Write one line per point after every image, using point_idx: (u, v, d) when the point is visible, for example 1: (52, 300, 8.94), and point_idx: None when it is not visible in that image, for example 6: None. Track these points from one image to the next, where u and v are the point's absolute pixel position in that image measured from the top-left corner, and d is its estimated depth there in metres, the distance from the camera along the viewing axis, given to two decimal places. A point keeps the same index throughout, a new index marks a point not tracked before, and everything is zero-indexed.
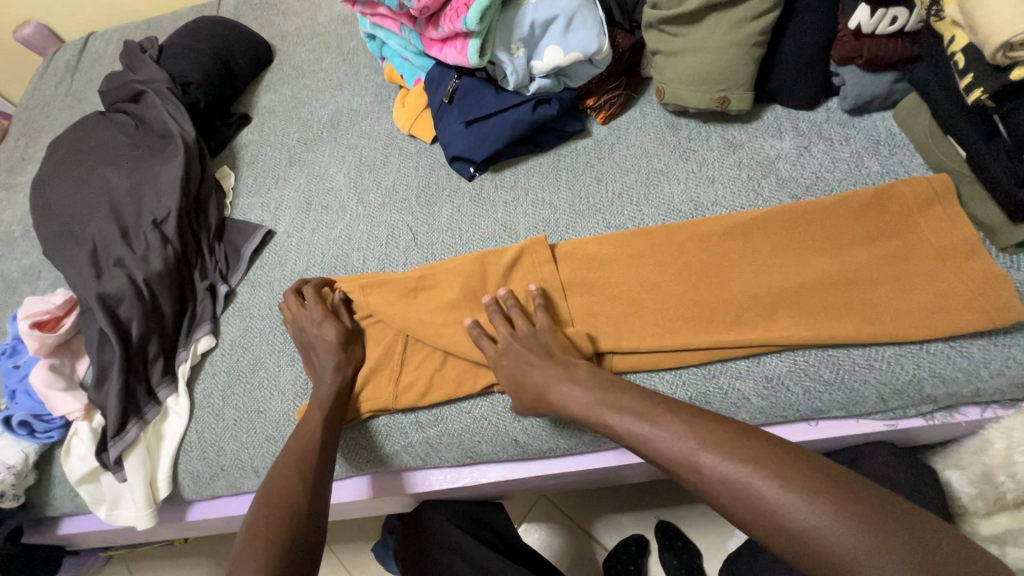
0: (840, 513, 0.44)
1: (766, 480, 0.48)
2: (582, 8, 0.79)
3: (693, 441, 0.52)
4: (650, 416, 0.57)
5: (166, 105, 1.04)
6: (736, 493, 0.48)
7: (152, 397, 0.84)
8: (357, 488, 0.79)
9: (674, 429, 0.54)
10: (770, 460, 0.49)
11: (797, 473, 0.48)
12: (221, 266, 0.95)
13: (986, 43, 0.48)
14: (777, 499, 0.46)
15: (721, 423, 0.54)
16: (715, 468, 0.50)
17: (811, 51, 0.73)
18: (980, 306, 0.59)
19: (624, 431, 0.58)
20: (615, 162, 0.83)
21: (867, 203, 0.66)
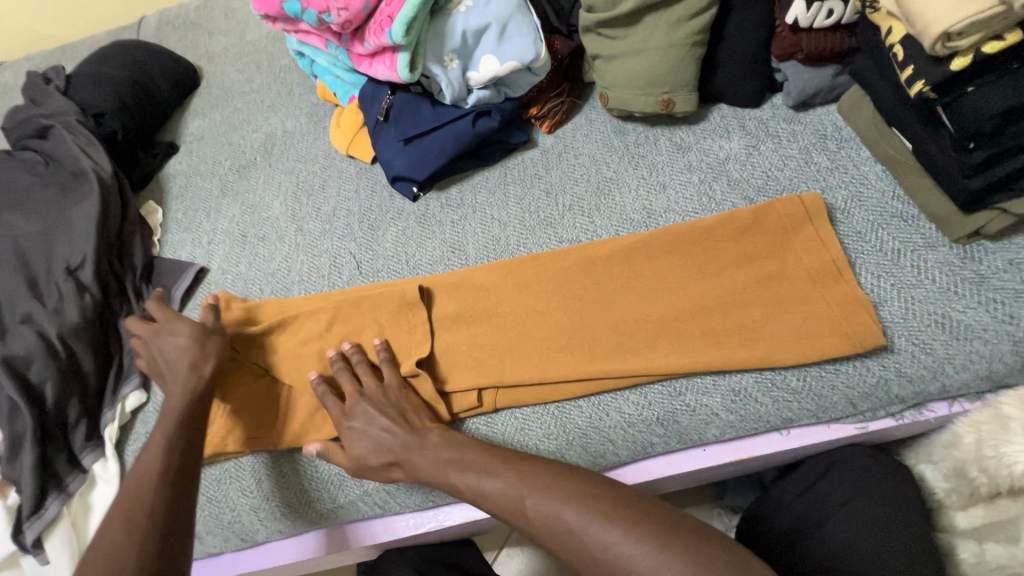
0: (657, 544, 0.47)
1: (584, 511, 0.51)
2: (515, 14, 0.75)
3: (576, 509, 0.51)
4: (521, 483, 0.54)
5: (78, 140, 0.96)
6: (615, 563, 0.48)
7: (75, 466, 0.76)
8: (326, 539, 0.72)
9: (544, 497, 0.52)
10: (581, 491, 0.52)
11: (653, 524, 0.49)
12: (150, 311, 0.87)
13: (925, 35, 0.46)
14: (609, 539, 0.49)
15: (600, 485, 0.53)
16: (590, 530, 0.49)
17: (751, 50, 0.72)
18: (844, 332, 0.58)
19: (498, 503, 0.55)
20: (563, 174, 0.80)
21: (743, 225, 0.65)
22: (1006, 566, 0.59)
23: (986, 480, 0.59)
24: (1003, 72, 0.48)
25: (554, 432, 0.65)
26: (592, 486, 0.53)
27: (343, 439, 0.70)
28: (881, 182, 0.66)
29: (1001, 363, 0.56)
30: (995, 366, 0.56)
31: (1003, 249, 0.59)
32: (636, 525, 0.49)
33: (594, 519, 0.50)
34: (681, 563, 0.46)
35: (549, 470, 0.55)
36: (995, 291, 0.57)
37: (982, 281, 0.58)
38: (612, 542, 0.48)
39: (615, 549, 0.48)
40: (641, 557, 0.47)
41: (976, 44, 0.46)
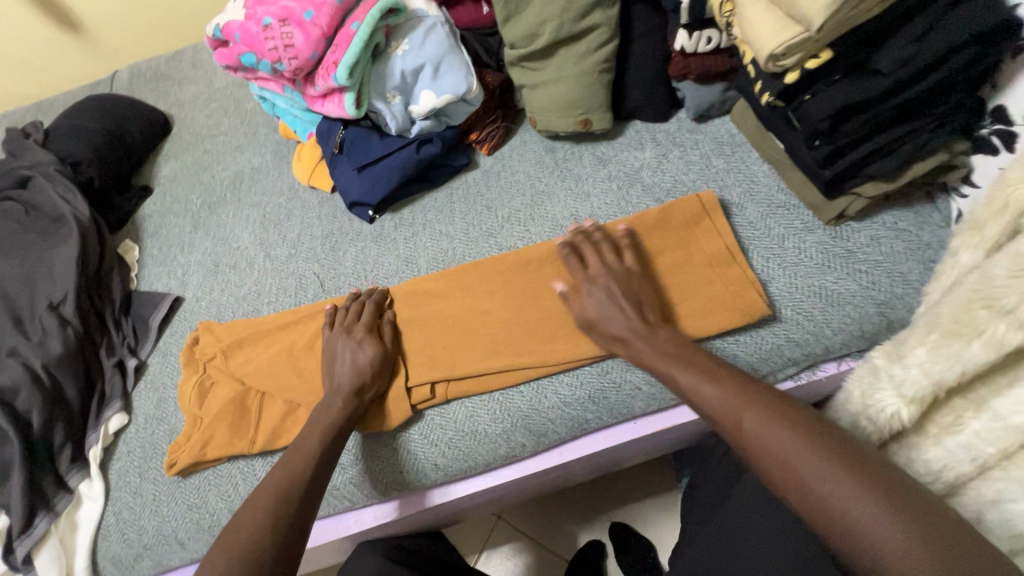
0: (865, 493, 0.43)
1: (791, 442, 0.48)
2: (448, 53, 0.85)
3: (771, 430, 0.49)
4: (739, 401, 0.53)
5: (57, 188, 1.03)
6: (806, 497, 0.45)
7: (62, 486, 0.81)
8: (329, 528, 0.78)
9: (760, 421, 0.50)
10: (808, 426, 0.48)
11: (876, 479, 0.44)
12: (129, 340, 0.94)
13: (759, 55, 0.57)
14: (815, 477, 0.45)
15: (816, 423, 0.49)
16: (791, 463, 0.46)
17: (652, 74, 0.83)
18: (740, 308, 0.68)
19: (721, 415, 0.54)
20: (501, 190, 0.89)
21: (654, 222, 0.74)
22: None
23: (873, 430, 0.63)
24: (829, 80, 0.58)
25: (499, 415, 0.73)
26: (834, 431, 0.48)
27: None
28: (768, 179, 0.77)
29: (870, 324, 0.66)
30: (865, 326, 0.66)
31: (866, 227, 0.69)
32: (856, 473, 0.44)
33: (805, 454, 0.46)
34: (902, 524, 0.41)
35: (790, 401, 0.52)
36: (860, 263, 0.68)
37: (850, 255, 0.68)
38: (807, 480, 0.45)
39: (813, 488, 0.45)
40: (847, 502, 0.43)
41: (800, 62, 0.56)
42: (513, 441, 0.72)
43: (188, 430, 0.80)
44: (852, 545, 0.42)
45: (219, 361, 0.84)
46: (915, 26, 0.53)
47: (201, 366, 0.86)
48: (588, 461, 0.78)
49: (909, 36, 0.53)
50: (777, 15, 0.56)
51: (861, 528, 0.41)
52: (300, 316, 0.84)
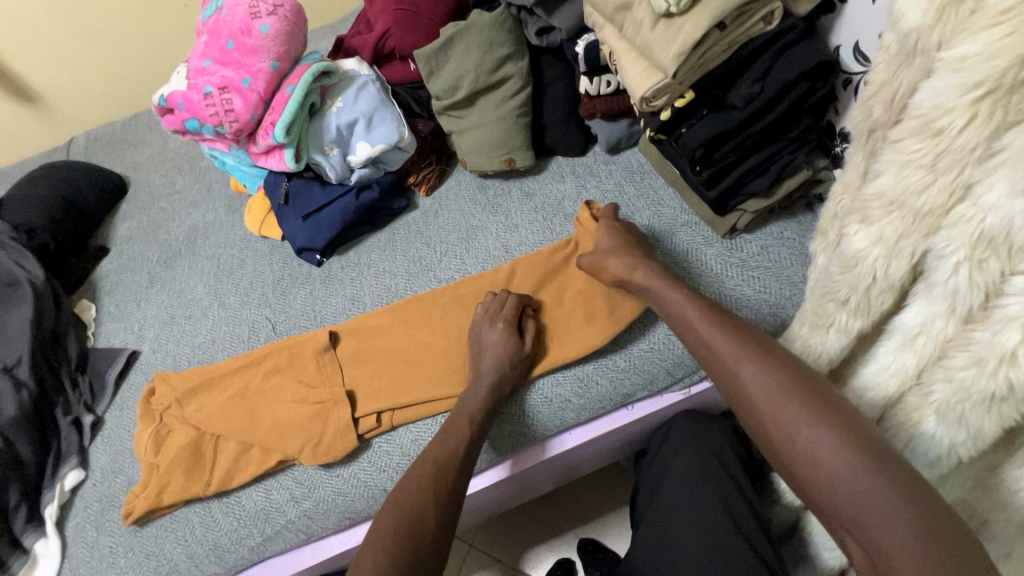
0: (859, 452, 0.46)
1: (788, 399, 0.51)
2: (379, 107, 0.93)
3: (770, 376, 0.53)
4: (743, 346, 0.57)
5: (12, 254, 1.06)
6: (802, 448, 0.48)
7: (17, 547, 0.82)
8: (310, 552, 0.80)
9: (759, 372, 0.54)
10: (806, 387, 0.52)
11: (868, 444, 0.46)
12: (86, 397, 0.96)
13: (634, 99, 0.66)
14: (810, 433, 0.48)
15: (814, 385, 0.52)
16: (786, 416, 0.50)
17: (564, 115, 0.92)
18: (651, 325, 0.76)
19: (720, 357, 0.58)
20: (438, 227, 0.96)
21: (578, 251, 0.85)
22: None
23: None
24: (699, 116, 0.68)
25: None
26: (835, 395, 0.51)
27: (278, 471, 0.80)
28: (672, 202, 0.86)
29: (766, 324, 0.74)
30: (762, 326, 0.74)
31: (756, 238, 0.78)
32: (849, 436, 0.47)
33: (801, 411, 0.50)
34: (888, 487, 0.44)
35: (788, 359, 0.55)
36: (753, 269, 0.76)
37: (744, 263, 0.77)
38: (798, 431, 0.49)
39: (806, 444, 0.48)
40: (838, 457, 0.46)
41: (668, 102, 0.65)
42: None
43: (145, 478, 0.82)
44: (819, 484, 0.47)
45: (173, 410, 0.87)
46: (757, 68, 0.63)
47: (157, 416, 0.88)
48: (532, 474, 0.83)
49: (754, 75, 0.62)
50: (644, 64, 0.65)
51: (833, 472, 0.46)
52: (253, 358, 0.88)
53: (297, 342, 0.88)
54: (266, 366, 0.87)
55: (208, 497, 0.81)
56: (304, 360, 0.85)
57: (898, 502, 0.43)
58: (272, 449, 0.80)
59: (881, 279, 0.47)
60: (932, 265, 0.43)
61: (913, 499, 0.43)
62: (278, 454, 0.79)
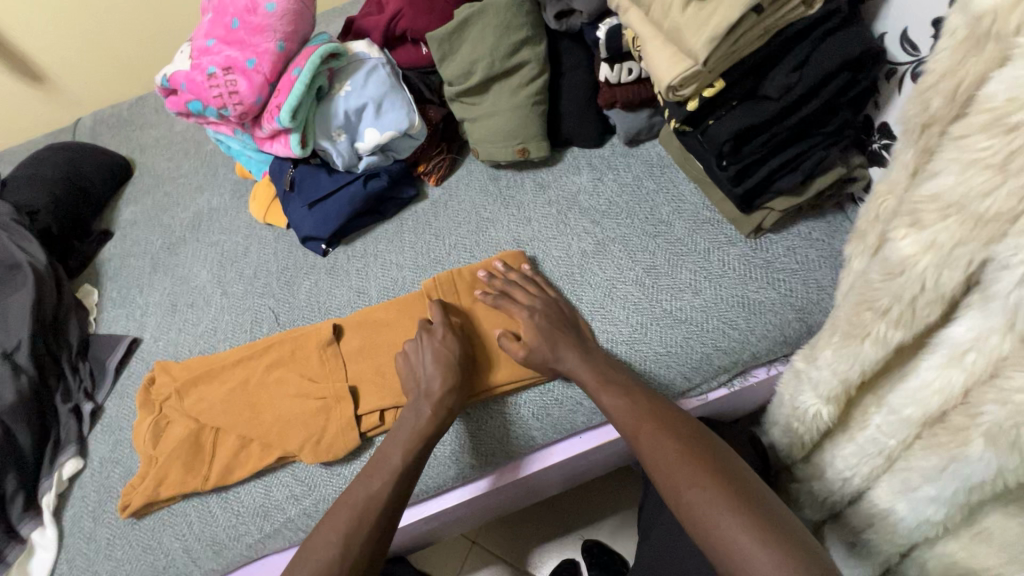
0: (743, 514, 0.51)
1: (682, 461, 0.56)
2: (388, 92, 0.89)
3: (663, 443, 0.59)
4: (644, 415, 0.62)
5: (13, 237, 1.04)
6: (693, 509, 0.53)
7: (13, 536, 0.80)
8: None
9: (653, 437, 0.60)
10: (694, 450, 0.57)
11: (748, 504, 0.52)
12: (86, 385, 0.94)
13: (659, 88, 0.62)
14: (698, 494, 0.53)
15: (704, 447, 0.58)
16: (679, 477, 0.55)
17: (582, 104, 0.88)
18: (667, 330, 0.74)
19: (624, 426, 0.63)
20: (448, 219, 0.93)
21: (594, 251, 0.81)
22: (831, 500, 0.67)
23: (805, 429, 0.66)
24: (728, 107, 0.63)
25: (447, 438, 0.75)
26: (723, 457, 0.57)
27: (278, 468, 0.78)
28: (694, 198, 0.81)
29: (790, 329, 0.70)
30: (786, 332, 0.70)
31: (782, 238, 0.74)
32: (733, 496, 0.52)
33: (692, 473, 0.55)
34: (765, 547, 0.48)
35: (678, 423, 0.61)
36: (778, 272, 0.72)
37: (768, 265, 0.73)
38: (688, 492, 0.54)
39: (697, 504, 0.53)
40: (724, 518, 0.51)
41: (696, 92, 0.61)
42: (462, 463, 0.74)
43: (142, 471, 0.80)
44: (713, 544, 0.51)
45: (172, 401, 0.85)
46: (794, 56, 0.58)
47: (156, 406, 0.86)
48: (539, 478, 0.80)
49: (791, 64, 0.58)
50: (672, 49, 0.60)
51: (721, 531, 0.51)
52: (254, 350, 0.85)
53: (300, 335, 0.85)
54: (268, 359, 0.84)
55: (206, 491, 0.79)
56: (308, 354, 0.83)
57: (778, 560, 0.47)
58: (272, 446, 0.77)
59: (930, 290, 0.43)
60: (991, 277, 0.40)
61: (794, 551, 0.48)
62: (278, 450, 0.77)
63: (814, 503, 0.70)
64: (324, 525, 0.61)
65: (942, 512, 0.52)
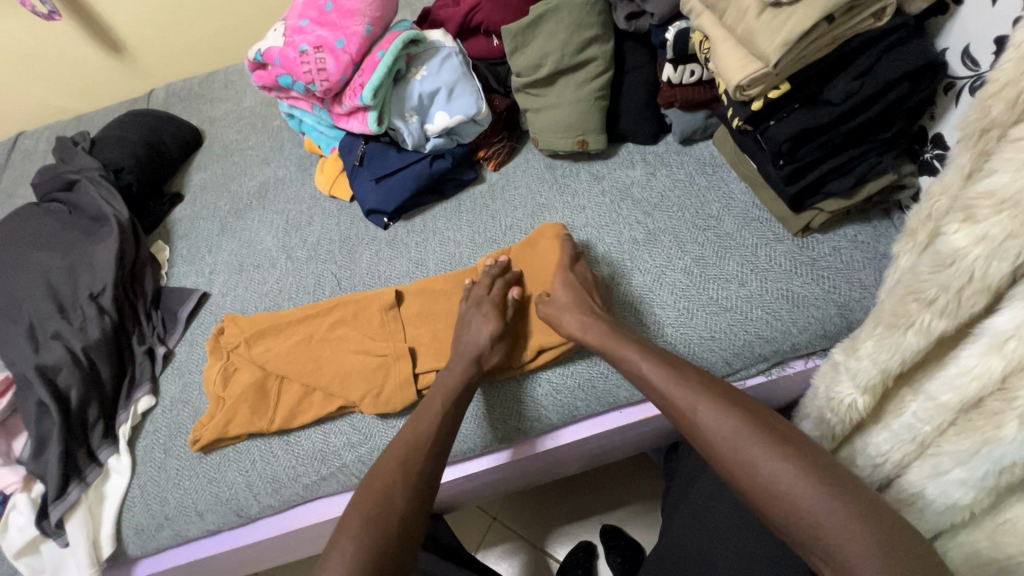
0: (816, 485, 0.51)
1: (746, 437, 0.56)
2: (460, 80, 0.96)
3: (722, 418, 0.58)
4: (695, 392, 0.62)
5: (100, 190, 1.12)
6: (763, 483, 0.53)
7: (93, 460, 0.88)
8: None
9: (712, 412, 0.59)
10: (755, 423, 0.57)
11: (823, 473, 0.52)
12: (158, 331, 1.02)
13: (727, 87, 0.66)
14: (768, 469, 0.53)
15: (766, 420, 0.57)
16: (745, 453, 0.55)
17: (642, 102, 0.93)
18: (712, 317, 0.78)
19: (674, 404, 0.63)
20: (505, 202, 0.98)
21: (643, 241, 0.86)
22: None
23: (838, 419, 0.69)
24: (789, 110, 0.68)
25: (497, 401, 0.81)
26: (782, 427, 0.56)
27: (338, 417, 0.85)
28: (744, 197, 0.86)
29: (832, 324, 0.74)
30: (827, 326, 0.74)
31: (828, 239, 0.78)
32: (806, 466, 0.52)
33: (758, 447, 0.55)
34: (843, 511, 0.49)
35: (730, 396, 0.61)
36: (822, 270, 0.76)
37: (814, 263, 0.77)
38: (757, 463, 0.54)
39: (769, 478, 0.53)
40: (799, 488, 0.51)
41: (762, 93, 0.66)
42: (510, 425, 0.80)
43: (212, 410, 0.87)
44: (796, 522, 0.50)
45: (241, 350, 0.92)
46: (859, 65, 0.63)
47: (225, 353, 0.93)
48: (575, 449, 0.85)
49: (854, 72, 0.63)
50: (744, 52, 0.65)
51: (803, 507, 0.50)
52: (317, 309, 0.92)
53: (364, 298, 0.91)
54: (332, 318, 0.90)
55: (270, 433, 0.85)
56: (369, 315, 0.89)
57: (853, 525, 0.48)
58: (333, 396, 0.84)
59: (978, 279, 0.48)
60: None
61: (873, 517, 0.48)
62: (339, 401, 0.83)
63: None
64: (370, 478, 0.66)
65: (970, 496, 0.55)
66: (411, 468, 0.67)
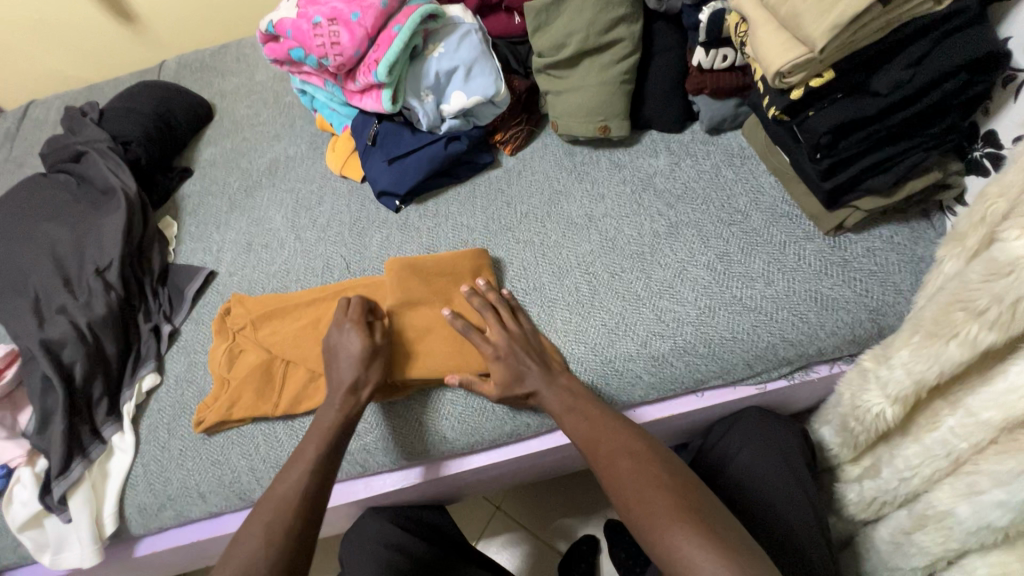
0: (709, 545, 0.51)
1: (650, 490, 0.57)
2: (479, 58, 0.92)
3: (634, 470, 0.60)
4: (613, 442, 0.64)
5: (108, 163, 1.10)
6: (662, 540, 0.54)
7: (96, 437, 0.87)
8: (364, 485, 0.83)
9: (623, 454, 0.62)
10: (658, 477, 0.58)
11: (717, 531, 0.53)
12: (165, 308, 1.00)
13: (766, 73, 0.62)
14: (664, 525, 0.54)
15: (669, 477, 0.59)
16: (647, 507, 0.56)
17: (670, 87, 0.88)
18: None
19: (593, 452, 0.64)
20: (521, 188, 0.95)
21: (664, 233, 0.82)
22: (878, 498, 0.67)
23: (861, 428, 0.66)
24: (832, 99, 0.63)
25: None
26: (677, 483, 0.58)
27: None
28: (774, 191, 0.82)
29: (862, 329, 0.71)
30: (856, 331, 0.71)
31: (862, 239, 0.74)
32: (703, 527, 0.53)
33: (662, 503, 0.56)
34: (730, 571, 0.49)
35: (639, 445, 0.63)
36: (855, 272, 0.72)
37: (846, 264, 0.73)
38: (655, 521, 0.55)
39: (666, 534, 0.54)
40: (692, 545, 0.52)
41: (804, 79, 0.62)
42: (519, 419, 0.78)
43: (215, 392, 0.86)
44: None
45: (247, 332, 0.90)
46: (912, 52, 0.58)
47: (231, 334, 0.91)
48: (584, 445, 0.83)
49: (907, 61, 0.58)
50: (786, 35, 0.61)
51: (670, 542, 0.53)
52: (326, 292, 0.90)
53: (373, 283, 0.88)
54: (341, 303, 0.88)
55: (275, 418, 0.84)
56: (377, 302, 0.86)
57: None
58: None
59: None
60: None
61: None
62: None
63: (860, 502, 0.70)
64: (250, 519, 0.64)
65: (1007, 520, 0.52)
66: (276, 510, 0.63)
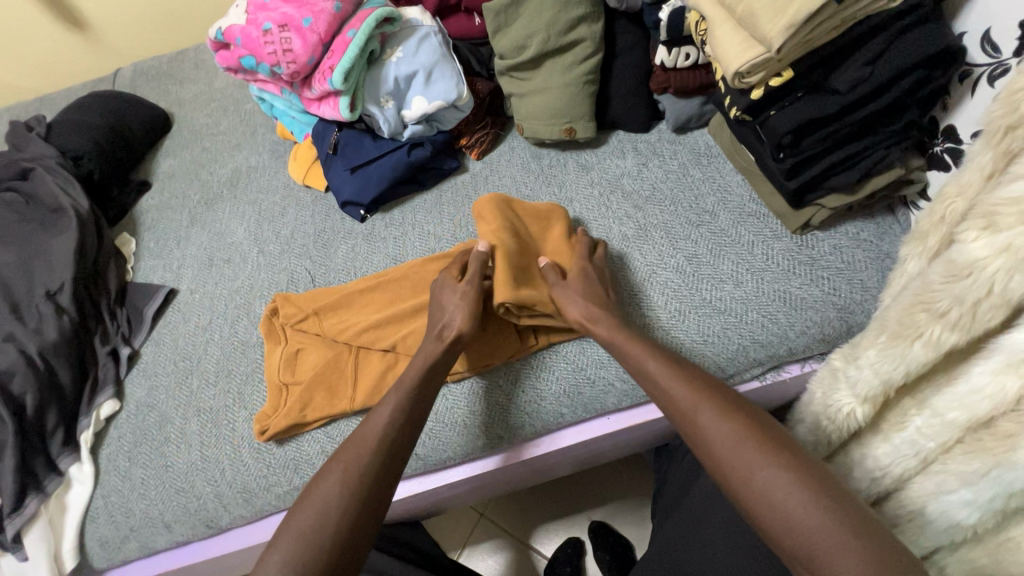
0: (822, 503, 0.47)
1: (751, 446, 0.52)
2: (439, 62, 0.89)
3: (727, 423, 0.55)
4: (699, 395, 0.59)
5: (57, 179, 1.05)
6: (761, 491, 0.50)
7: (52, 469, 0.83)
8: None
9: (712, 409, 0.57)
10: (756, 433, 0.53)
11: (827, 490, 0.48)
12: (123, 330, 0.97)
13: (725, 74, 0.61)
14: (765, 479, 0.50)
15: (773, 431, 0.54)
16: (744, 461, 0.52)
17: (635, 85, 0.87)
18: None
19: (677, 405, 0.60)
20: (489, 194, 0.93)
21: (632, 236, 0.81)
22: None
23: (834, 428, 0.65)
24: (791, 98, 0.63)
25: (477, 408, 0.76)
26: (780, 438, 0.53)
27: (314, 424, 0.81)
28: (741, 190, 0.81)
29: (831, 328, 0.70)
30: (825, 330, 0.70)
31: (828, 237, 0.74)
32: (812, 486, 0.48)
33: (762, 456, 0.51)
34: (849, 529, 0.45)
35: (730, 398, 0.58)
36: (823, 270, 0.72)
37: (813, 262, 0.73)
38: (756, 475, 0.51)
39: (767, 486, 0.50)
40: (799, 500, 0.48)
41: (763, 79, 0.61)
42: (491, 433, 0.76)
43: (275, 399, 0.81)
44: (791, 533, 0.47)
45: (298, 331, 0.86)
46: (868, 50, 0.58)
47: (284, 335, 0.87)
48: (559, 456, 0.82)
49: (863, 58, 0.58)
50: (743, 35, 0.60)
51: (773, 496, 0.49)
52: (373, 282, 0.86)
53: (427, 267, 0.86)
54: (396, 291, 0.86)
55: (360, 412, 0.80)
56: None
57: (852, 553, 0.43)
58: None
59: (996, 292, 0.45)
60: None
61: (867, 543, 0.44)
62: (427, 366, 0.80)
63: None
64: (317, 485, 0.61)
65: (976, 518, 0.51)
66: (345, 490, 0.60)
